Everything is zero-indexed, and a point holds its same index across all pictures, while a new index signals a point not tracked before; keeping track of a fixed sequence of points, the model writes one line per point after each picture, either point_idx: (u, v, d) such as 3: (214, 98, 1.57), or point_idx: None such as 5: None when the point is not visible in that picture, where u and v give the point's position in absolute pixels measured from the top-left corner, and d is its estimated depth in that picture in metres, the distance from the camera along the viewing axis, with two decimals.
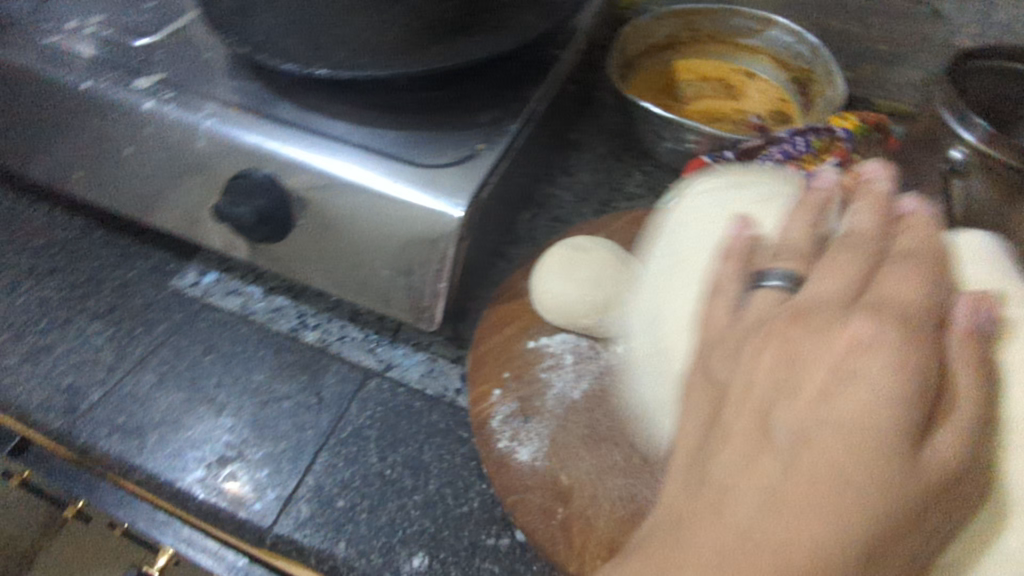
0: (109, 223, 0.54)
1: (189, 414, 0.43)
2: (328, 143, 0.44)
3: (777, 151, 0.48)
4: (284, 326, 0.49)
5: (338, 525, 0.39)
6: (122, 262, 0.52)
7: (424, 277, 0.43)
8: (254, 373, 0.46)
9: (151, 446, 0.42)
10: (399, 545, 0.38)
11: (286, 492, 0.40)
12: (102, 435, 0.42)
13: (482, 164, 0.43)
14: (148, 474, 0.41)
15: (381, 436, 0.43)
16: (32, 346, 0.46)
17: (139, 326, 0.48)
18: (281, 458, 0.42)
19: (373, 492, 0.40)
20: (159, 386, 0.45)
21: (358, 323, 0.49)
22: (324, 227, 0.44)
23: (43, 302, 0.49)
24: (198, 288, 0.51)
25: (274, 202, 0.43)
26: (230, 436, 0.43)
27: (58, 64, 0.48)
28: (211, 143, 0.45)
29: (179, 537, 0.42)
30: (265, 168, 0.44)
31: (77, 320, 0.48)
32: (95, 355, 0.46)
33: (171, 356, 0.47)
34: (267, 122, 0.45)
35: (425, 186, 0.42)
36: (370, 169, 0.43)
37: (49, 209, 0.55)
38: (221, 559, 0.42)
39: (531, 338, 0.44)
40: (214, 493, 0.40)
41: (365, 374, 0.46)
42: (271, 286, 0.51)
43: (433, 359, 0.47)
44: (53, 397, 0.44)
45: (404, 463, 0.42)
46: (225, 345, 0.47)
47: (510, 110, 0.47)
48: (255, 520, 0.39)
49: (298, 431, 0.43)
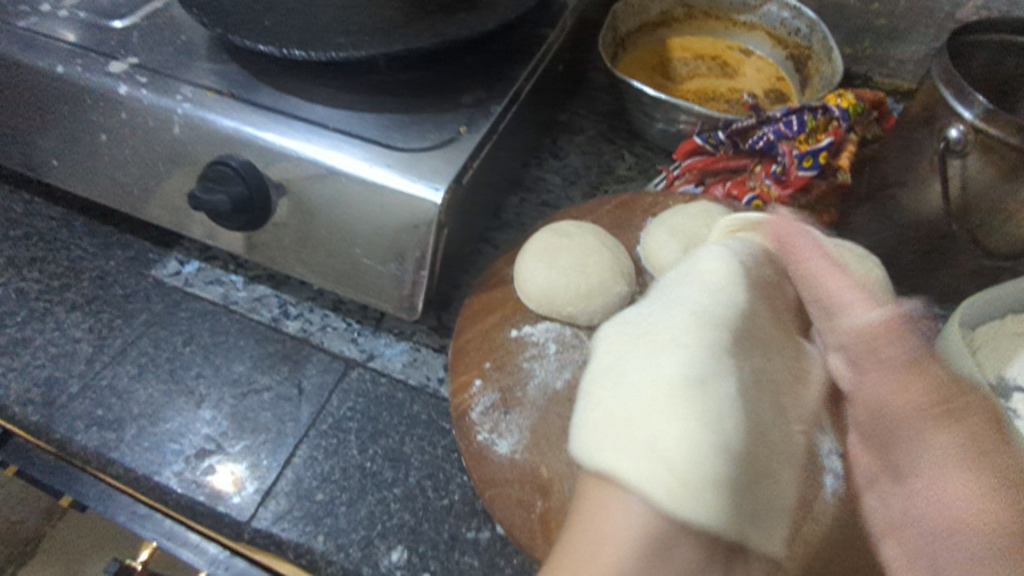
0: (90, 211, 0.53)
1: (168, 406, 0.43)
2: (306, 127, 0.43)
3: (770, 131, 0.47)
4: (266, 315, 0.48)
5: (317, 519, 0.38)
6: (103, 251, 0.51)
7: (405, 265, 0.42)
8: (234, 364, 0.45)
9: (129, 439, 0.41)
10: (378, 539, 0.37)
11: (265, 486, 0.40)
12: (80, 428, 0.42)
13: (463, 147, 0.42)
14: (125, 467, 0.40)
15: (362, 428, 0.42)
16: (9, 338, 0.45)
17: (118, 316, 0.47)
18: (260, 451, 0.41)
19: (353, 484, 0.40)
20: (138, 377, 0.44)
21: (340, 312, 0.48)
22: (302, 214, 0.43)
23: (22, 293, 0.48)
24: (179, 278, 0.50)
25: (251, 189, 0.41)
26: (209, 428, 0.42)
27: (30, 48, 0.47)
28: (186, 129, 0.43)
29: (160, 531, 0.42)
30: (241, 154, 0.42)
31: (56, 310, 0.47)
32: (74, 347, 0.45)
33: (150, 346, 0.46)
34: (242, 106, 0.44)
35: (405, 172, 0.41)
36: (348, 154, 0.41)
37: (29, 198, 0.54)
38: (202, 552, 0.41)
39: (514, 327, 0.42)
40: (192, 487, 0.39)
41: (346, 364, 0.45)
42: (253, 275, 0.50)
43: (416, 349, 0.46)
44: (31, 389, 0.43)
45: (385, 455, 0.41)
46: (205, 336, 0.47)
47: (494, 91, 0.46)
48: (233, 514, 0.38)
49: (279, 423, 0.42)
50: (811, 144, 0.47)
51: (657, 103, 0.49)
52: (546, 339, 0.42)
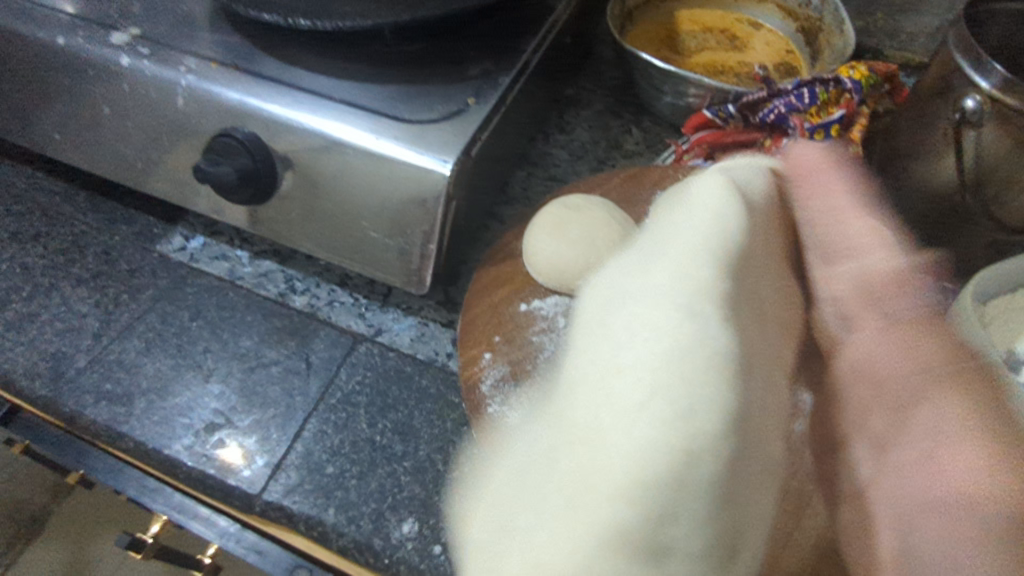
0: (93, 186, 0.53)
1: (176, 380, 0.43)
2: (311, 99, 0.42)
3: (780, 105, 0.46)
4: (272, 291, 0.48)
5: (328, 491, 0.38)
6: (107, 226, 0.51)
7: (412, 239, 0.42)
8: (242, 338, 0.45)
9: (138, 413, 0.41)
10: (389, 511, 0.38)
11: (274, 459, 0.40)
12: (89, 402, 0.42)
13: (471, 119, 0.41)
14: (135, 441, 0.40)
15: (371, 402, 0.42)
16: (16, 313, 0.45)
17: (125, 291, 0.47)
18: (269, 425, 0.41)
19: (363, 457, 0.40)
20: (146, 352, 0.44)
21: (348, 287, 0.48)
22: (307, 187, 0.43)
23: (27, 268, 0.48)
24: (184, 253, 0.49)
25: (257, 161, 0.41)
26: (218, 403, 0.42)
27: (29, 19, 0.46)
28: (189, 101, 0.43)
29: (170, 504, 0.42)
30: (246, 127, 0.42)
31: (62, 285, 0.47)
32: (80, 321, 0.45)
33: (157, 322, 0.46)
34: (246, 78, 0.43)
35: (413, 144, 0.40)
36: (354, 126, 0.41)
37: (32, 173, 0.53)
38: (212, 525, 0.42)
39: (523, 301, 0.42)
40: (202, 460, 0.39)
41: (354, 339, 0.45)
42: (258, 250, 0.50)
43: (424, 324, 0.46)
44: (38, 364, 0.43)
45: (394, 429, 0.41)
46: (212, 311, 0.46)
47: (501, 62, 0.45)
48: (244, 486, 0.39)
49: (287, 397, 0.42)
50: (823, 116, 0.46)
51: (666, 75, 0.49)
52: (555, 313, 0.42)
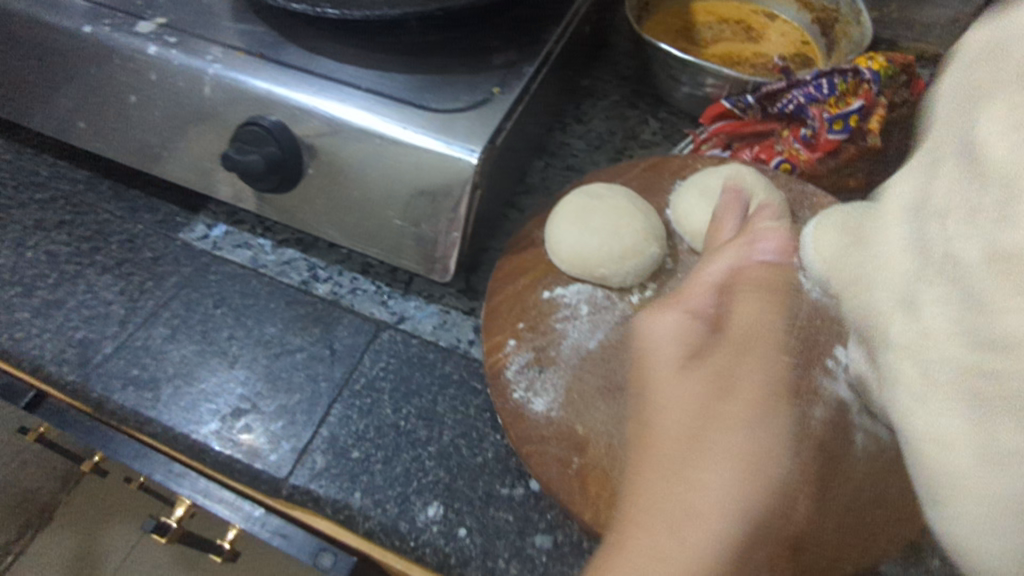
0: (115, 174, 0.53)
1: (202, 366, 0.43)
2: (337, 88, 0.42)
3: (799, 95, 0.46)
4: (295, 278, 0.48)
5: (354, 475, 0.39)
6: (131, 214, 0.51)
7: (437, 227, 0.42)
8: (266, 325, 0.45)
9: (165, 398, 0.42)
10: (414, 495, 0.38)
11: (300, 444, 0.40)
12: (116, 387, 0.42)
13: (496, 109, 0.42)
14: (163, 425, 0.41)
15: (395, 388, 0.43)
16: (42, 300, 0.46)
17: (149, 279, 0.47)
18: (295, 410, 0.42)
19: (388, 442, 0.40)
20: (172, 338, 0.45)
21: (370, 275, 0.48)
22: (333, 175, 0.43)
23: (52, 255, 0.48)
24: (207, 241, 0.50)
25: (284, 150, 0.41)
26: (244, 388, 0.42)
27: (55, 8, 0.46)
28: (215, 89, 0.43)
29: (196, 488, 0.43)
30: (272, 115, 0.42)
31: (87, 272, 0.47)
32: (106, 308, 0.46)
33: (182, 309, 0.46)
34: (272, 67, 0.43)
35: (439, 132, 0.40)
36: (381, 115, 0.41)
37: (55, 161, 0.54)
38: (237, 509, 0.42)
39: (546, 289, 0.43)
40: (229, 444, 0.40)
41: (377, 326, 0.46)
42: (280, 238, 0.50)
43: (446, 311, 0.47)
44: (66, 349, 0.44)
45: (418, 414, 0.41)
46: (235, 299, 0.47)
47: (524, 52, 0.46)
48: (271, 470, 0.39)
49: (312, 382, 0.43)
50: (841, 107, 0.45)
51: (686, 66, 0.49)
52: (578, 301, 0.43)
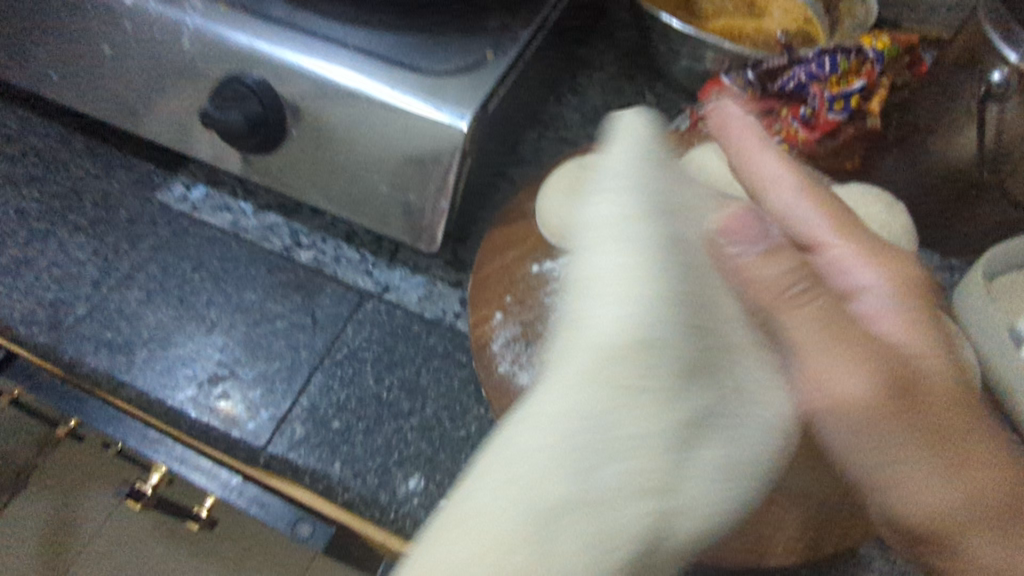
0: (91, 130, 0.51)
1: (179, 331, 0.42)
2: (324, 45, 0.41)
3: (800, 71, 0.45)
4: (277, 244, 0.47)
5: (333, 447, 0.38)
6: (106, 172, 0.49)
7: (425, 195, 0.41)
8: (246, 291, 0.44)
9: (140, 363, 0.41)
10: (395, 467, 0.38)
11: (279, 413, 0.39)
12: (89, 350, 0.41)
13: (489, 73, 0.40)
14: (137, 390, 0.40)
15: (378, 358, 0.42)
16: (12, 258, 0.44)
17: (125, 240, 0.46)
18: (274, 378, 0.41)
19: (369, 413, 0.39)
20: (147, 302, 0.43)
21: (354, 243, 0.47)
22: (317, 138, 0.41)
23: (22, 212, 0.46)
24: (186, 203, 0.48)
25: (266, 108, 0.40)
26: (221, 354, 0.41)
27: None
28: (195, 43, 0.41)
29: (171, 456, 0.42)
30: (255, 71, 0.40)
31: (59, 231, 0.46)
32: (79, 269, 0.44)
33: (159, 271, 0.45)
34: (256, 21, 0.41)
35: (428, 96, 0.39)
36: (369, 76, 0.40)
37: (26, 114, 0.51)
38: (214, 478, 0.42)
39: (535, 262, 0.42)
40: (206, 411, 0.39)
41: (361, 296, 0.44)
42: (262, 203, 0.49)
43: (432, 283, 0.45)
44: (36, 310, 0.42)
45: (401, 386, 0.41)
46: (214, 263, 0.45)
47: (520, 17, 0.44)
48: (248, 439, 0.38)
49: (293, 351, 0.42)
50: (843, 86, 0.44)
51: (686, 37, 0.47)
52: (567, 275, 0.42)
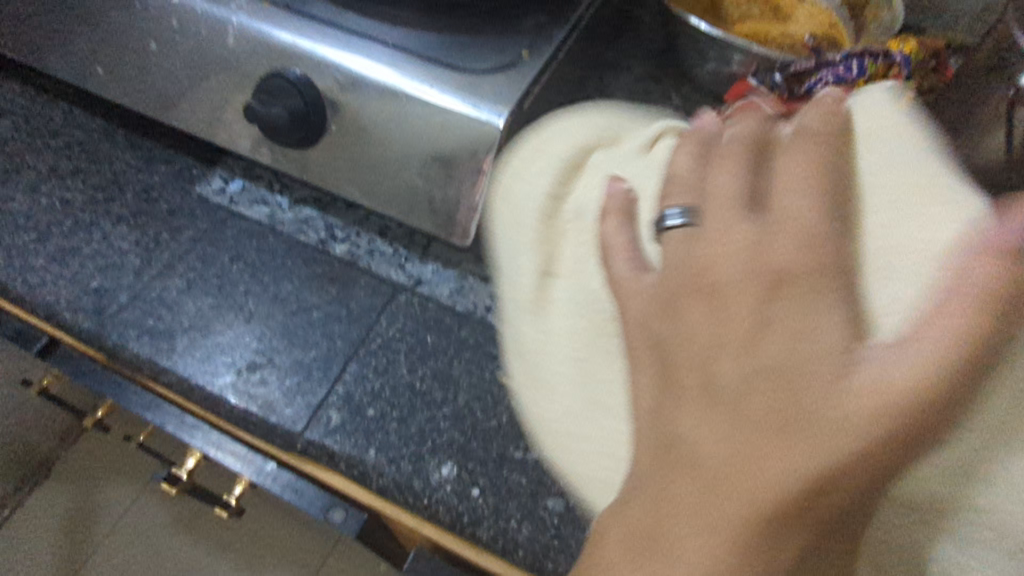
0: (130, 123, 0.53)
1: (218, 320, 0.43)
2: (364, 43, 0.42)
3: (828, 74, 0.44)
4: (312, 238, 0.48)
5: (368, 433, 0.39)
6: (146, 165, 0.51)
7: (460, 189, 0.42)
8: (283, 282, 0.45)
9: (181, 349, 0.42)
10: (429, 455, 0.39)
11: (315, 400, 0.40)
12: (131, 336, 0.42)
13: (525, 71, 0.41)
14: (178, 375, 0.41)
15: (411, 349, 0.43)
16: (57, 247, 0.46)
17: (165, 231, 0.47)
18: (311, 367, 0.42)
19: (402, 403, 0.40)
20: (187, 291, 0.44)
21: (387, 237, 0.48)
22: (357, 134, 0.43)
23: (67, 203, 0.48)
24: (224, 196, 0.49)
25: (308, 101, 0.41)
26: (258, 343, 0.42)
27: None
28: (239, 40, 0.43)
29: (209, 440, 0.43)
30: (297, 68, 0.42)
31: (102, 221, 0.47)
32: (121, 258, 0.46)
33: (198, 262, 0.46)
34: (297, 19, 0.43)
35: (466, 96, 0.40)
36: (407, 75, 0.41)
37: (70, 108, 0.53)
38: (249, 463, 0.43)
39: None
40: (245, 397, 0.40)
41: (394, 289, 0.45)
42: (298, 197, 0.50)
43: (463, 277, 0.46)
44: (80, 297, 0.44)
45: (434, 376, 0.42)
46: (252, 255, 0.46)
47: (554, 17, 0.45)
48: (286, 424, 0.40)
49: (328, 340, 0.43)
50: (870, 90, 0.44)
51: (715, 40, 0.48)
52: None
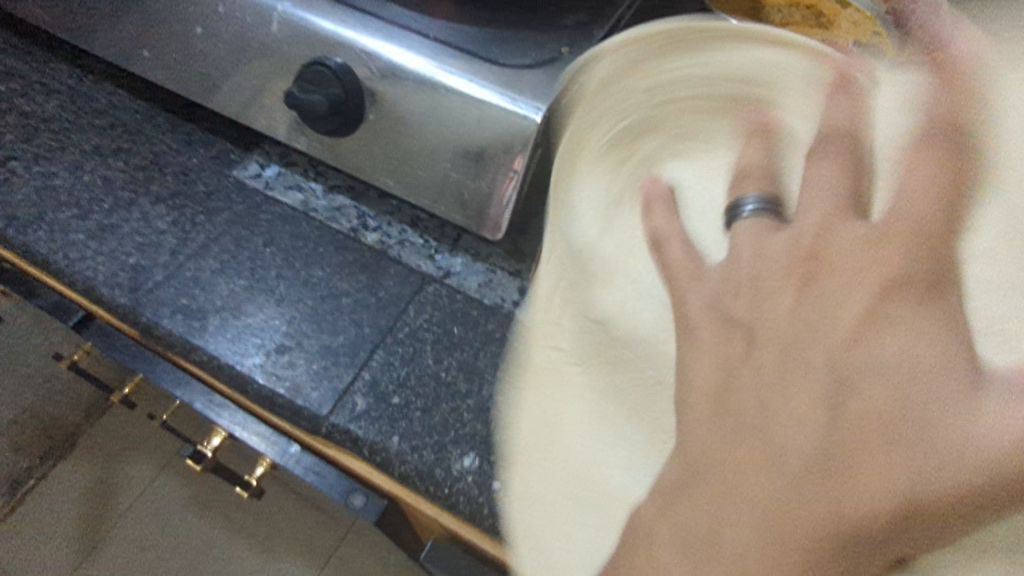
0: (172, 107, 0.54)
1: (249, 302, 0.44)
2: (405, 34, 0.42)
3: None
4: (344, 225, 0.48)
5: (392, 420, 0.40)
6: (186, 147, 0.51)
7: (493, 183, 0.42)
8: (314, 268, 0.46)
9: (212, 329, 0.43)
10: (451, 445, 0.39)
11: (342, 385, 0.41)
12: (165, 313, 0.43)
13: (566, 68, 0.41)
14: (209, 354, 0.42)
15: (437, 339, 0.43)
16: (97, 224, 0.47)
17: (202, 213, 0.48)
18: (338, 353, 0.42)
19: (427, 392, 0.41)
20: (221, 272, 0.45)
21: (418, 229, 0.48)
22: (394, 124, 0.43)
23: (108, 181, 0.49)
24: (260, 180, 0.50)
25: (347, 92, 0.42)
26: (287, 327, 0.43)
27: None
28: (283, 28, 0.43)
29: (234, 420, 0.44)
30: (338, 56, 0.42)
31: (141, 201, 0.48)
32: (158, 238, 0.46)
33: (232, 244, 0.47)
34: (340, 8, 0.43)
35: (504, 89, 0.40)
36: (447, 67, 0.41)
37: (114, 89, 0.54)
38: (273, 444, 0.43)
39: None
40: (273, 379, 0.41)
41: (423, 279, 0.46)
42: (332, 184, 0.50)
43: (492, 271, 0.46)
44: (118, 273, 0.45)
45: (459, 367, 0.42)
46: (285, 240, 0.47)
47: (596, 15, 0.45)
48: (312, 408, 0.40)
49: (357, 327, 0.43)
50: None
51: None
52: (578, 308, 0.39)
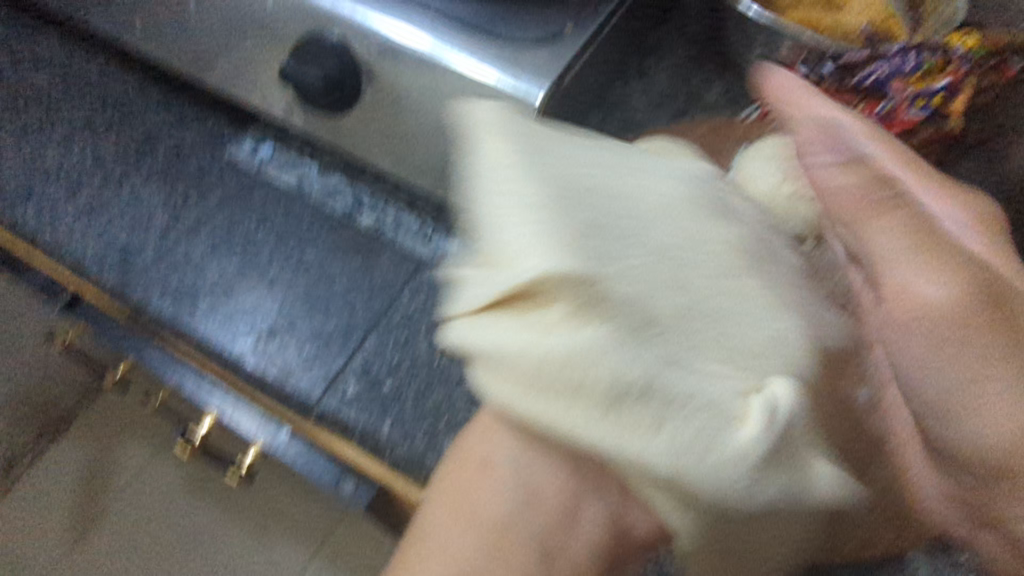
0: (166, 81, 0.52)
1: (241, 283, 0.43)
2: (403, 8, 0.41)
3: (883, 67, 0.41)
4: (340, 206, 0.47)
5: (384, 406, 0.39)
6: (179, 123, 0.50)
7: None
8: (308, 249, 0.45)
9: (202, 309, 0.42)
10: (443, 432, 0.38)
11: (333, 369, 0.40)
12: (155, 293, 0.42)
13: (570, 46, 0.40)
14: (199, 335, 0.41)
15: (432, 324, 0.42)
16: (87, 200, 0.46)
17: (194, 191, 0.47)
18: (331, 336, 0.41)
19: (420, 377, 0.40)
20: (212, 252, 0.44)
21: (414, 211, 0.47)
22: (391, 102, 0.42)
23: (99, 156, 0.48)
24: (254, 158, 0.49)
25: (343, 69, 0.41)
26: (279, 309, 0.42)
27: None
28: (277, 0, 0.42)
29: (225, 402, 0.44)
30: (334, 30, 0.41)
31: (132, 177, 0.47)
32: (149, 215, 0.46)
33: (224, 223, 0.46)
34: None
35: (505, 67, 0.39)
36: (448, 43, 0.39)
37: (106, 62, 0.53)
38: (263, 427, 0.43)
39: None
40: (264, 361, 0.40)
41: (418, 263, 0.45)
42: (327, 163, 0.49)
43: None
44: (108, 251, 0.44)
45: (453, 353, 0.41)
46: (278, 220, 0.46)
47: None
48: (302, 391, 0.39)
49: (350, 311, 0.43)
50: (926, 84, 0.41)
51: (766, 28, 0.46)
52: None
